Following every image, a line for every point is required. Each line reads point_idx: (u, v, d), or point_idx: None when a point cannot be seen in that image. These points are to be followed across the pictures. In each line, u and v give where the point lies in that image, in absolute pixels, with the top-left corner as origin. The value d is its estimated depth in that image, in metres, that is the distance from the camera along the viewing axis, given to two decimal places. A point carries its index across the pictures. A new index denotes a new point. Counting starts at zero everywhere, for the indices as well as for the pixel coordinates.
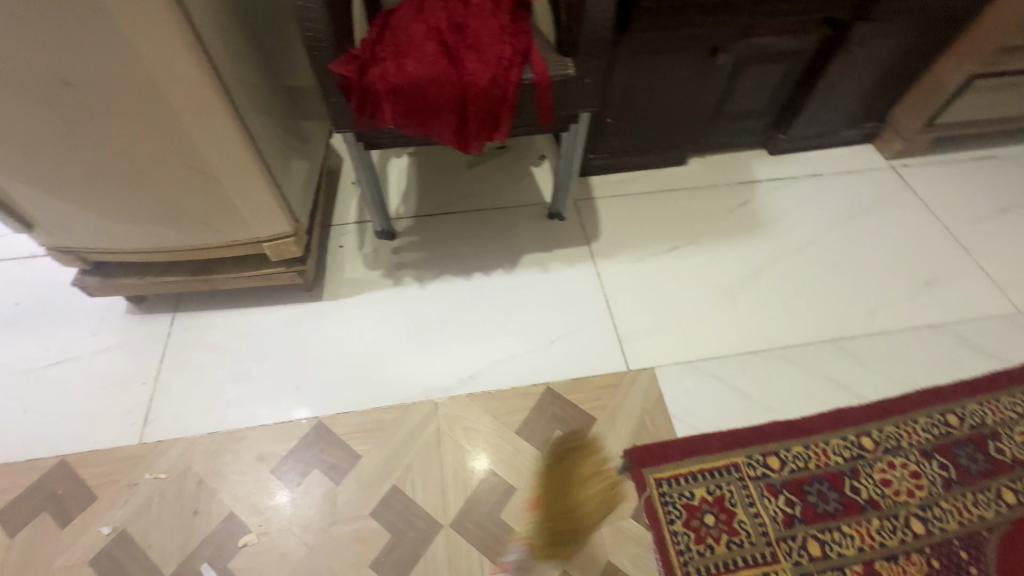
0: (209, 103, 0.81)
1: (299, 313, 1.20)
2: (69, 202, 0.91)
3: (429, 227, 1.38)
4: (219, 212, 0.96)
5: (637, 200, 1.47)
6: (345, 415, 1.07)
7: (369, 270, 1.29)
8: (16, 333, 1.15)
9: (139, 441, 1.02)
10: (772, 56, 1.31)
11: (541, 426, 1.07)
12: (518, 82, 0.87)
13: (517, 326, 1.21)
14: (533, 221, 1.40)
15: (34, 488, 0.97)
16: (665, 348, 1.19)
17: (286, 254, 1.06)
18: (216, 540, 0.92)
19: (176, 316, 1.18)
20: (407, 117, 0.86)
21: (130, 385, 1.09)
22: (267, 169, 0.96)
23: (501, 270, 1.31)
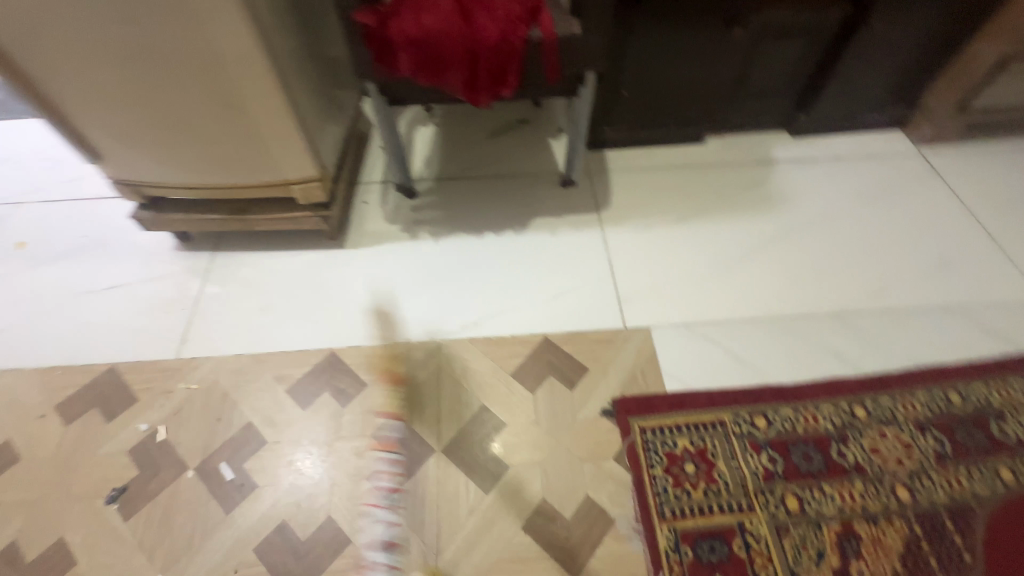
0: (251, 51, 0.89)
1: (322, 258, 1.31)
2: (127, 134, 1.03)
3: (448, 189, 1.46)
4: (256, 153, 1.06)
5: (651, 174, 1.50)
6: (355, 348, 1.16)
7: (389, 224, 1.38)
8: (81, 259, 1.31)
9: (176, 356, 1.15)
10: (792, 31, 1.32)
11: (535, 371, 1.12)
12: (525, 38, 0.94)
13: (522, 282, 1.28)
14: (547, 188, 1.46)
15: (87, 388, 1.11)
16: (662, 310, 1.22)
17: (313, 197, 1.17)
18: (235, 444, 1.03)
19: (216, 254, 1.32)
20: (422, 67, 0.94)
21: (173, 309, 1.23)
22: (300, 118, 1.05)
23: (512, 231, 1.37)
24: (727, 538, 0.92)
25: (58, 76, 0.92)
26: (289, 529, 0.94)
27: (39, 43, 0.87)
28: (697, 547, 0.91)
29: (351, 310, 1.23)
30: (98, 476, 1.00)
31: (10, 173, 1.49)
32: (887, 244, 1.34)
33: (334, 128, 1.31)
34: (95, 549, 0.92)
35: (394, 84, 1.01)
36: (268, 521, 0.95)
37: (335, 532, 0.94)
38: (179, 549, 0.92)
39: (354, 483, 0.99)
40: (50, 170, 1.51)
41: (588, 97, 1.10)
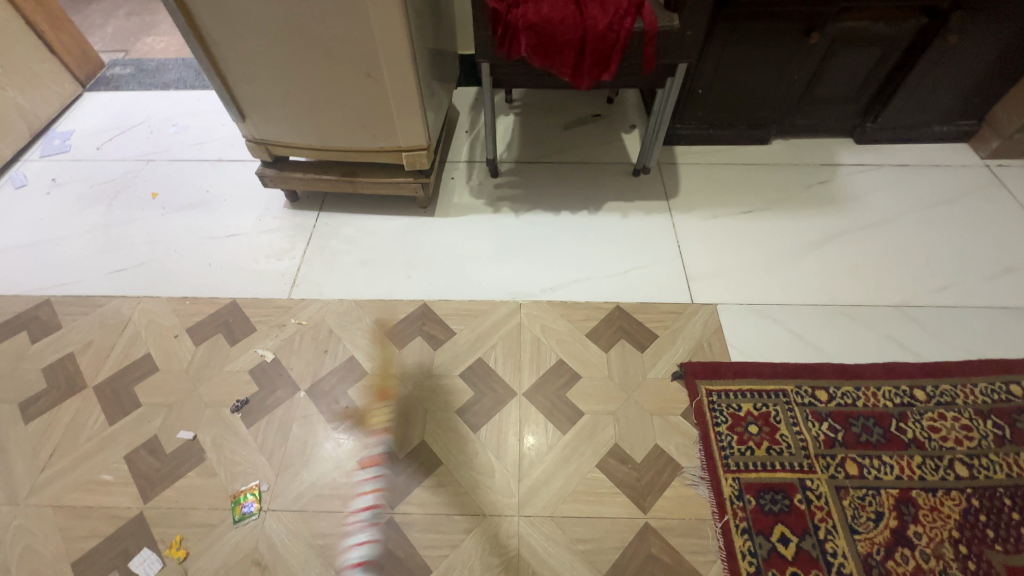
0: (398, 27, 1.04)
1: (414, 223, 1.45)
2: (275, 97, 1.19)
3: (527, 171, 1.59)
4: (379, 120, 1.21)
5: (718, 169, 1.59)
6: (445, 301, 1.29)
7: (474, 198, 1.51)
8: (206, 210, 1.50)
9: (288, 296, 1.30)
10: (866, 40, 1.40)
11: (608, 334, 1.22)
12: (630, 29, 1.06)
13: (597, 257, 1.38)
14: (619, 176, 1.57)
15: (213, 316, 1.27)
16: (728, 290, 1.30)
17: (418, 164, 1.31)
18: (340, 373, 1.17)
19: (320, 213, 1.48)
20: (536, 50, 1.07)
21: (285, 257, 1.38)
22: (421, 91, 1.20)
23: (586, 211, 1.49)
24: (788, 492, 0.99)
25: (231, 42, 1.09)
26: (388, 448, 1.06)
27: (225, 13, 1.03)
28: (759, 497, 0.99)
29: (441, 269, 1.36)
30: (224, 389, 1.14)
31: (145, 139, 1.71)
32: (950, 246, 1.39)
33: (435, 108, 1.45)
34: (223, 447, 1.06)
35: (506, 65, 1.15)
36: (370, 438, 1.07)
37: (429, 454, 1.05)
38: (294, 455, 1.05)
39: (445, 415, 1.10)
40: (177, 136, 1.73)
41: (675, 88, 1.21)
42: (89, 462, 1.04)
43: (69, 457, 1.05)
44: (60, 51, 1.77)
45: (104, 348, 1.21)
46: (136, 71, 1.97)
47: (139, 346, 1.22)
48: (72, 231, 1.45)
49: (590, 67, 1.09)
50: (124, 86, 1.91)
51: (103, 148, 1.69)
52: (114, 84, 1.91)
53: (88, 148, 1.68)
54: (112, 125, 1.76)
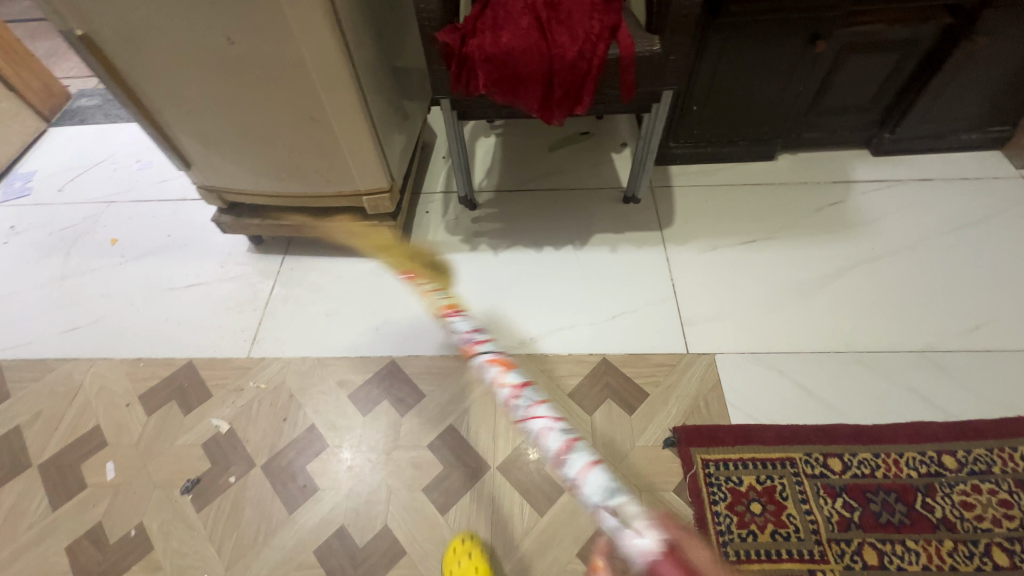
0: (339, 66, 0.94)
1: (385, 266, 1.34)
2: (218, 145, 1.09)
3: (508, 201, 1.46)
4: (331, 164, 1.11)
5: (717, 191, 1.45)
6: (415, 358, 1.18)
7: (449, 235, 1.40)
8: (166, 256, 1.41)
9: (246, 355, 1.21)
10: (881, 45, 1.24)
11: (593, 393, 1.10)
12: (604, 56, 0.93)
13: (582, 300, 1.25)
14: (607, 204, 1.43)
15: (166, 380, 1.18)
16: (728, 335, 1.17)
17: (381, 208, 1.20)
18: (298, 445, 1.07)
19: (285, 258, 1.38)
20: (497, 85, 0.94)
21: (245, 309, 1.29)
22: (375, 129, 1.09)
23: (571, 246, 1.36)
24: None
25: (160, 91, 0.99)
26: (347, 534, 0.96)
27: (147, 59, 0.93)
28: None
29: (411, 319, 1.25)
30: (174, 466, 1.06)
31: (108, 177, 1.63)
32: (981, 275, 1.23)
33: (402, 139, 1.34)
34: (170, 536, 0.98)
35: (467, 100, 1.02)
36: (328, 523, 0.98)
37: (391, 541, 0.95)
38: (245, 544, 0.96)
39: (411, 494, 1.00)
40: (141, 173, 1.64)
41: (662, 115, 1.07)
42: (29, 554, 0.97)
43: (10, 548, 0.98)
44: (19, 86, 1.69)
45: (52, 419, 1.13)
46: (103, 101, 1.89)
47: (88, 416, 1.13)
48: (26, 285, 1.37)
49: (560, 101, 0.96)
50: (91, 118, 1.83)
51: (65, 189, 1.61)
52: (79, 118, 1.83)
53: (49, 190, 1.60)
54: (76, 163, 1.68)
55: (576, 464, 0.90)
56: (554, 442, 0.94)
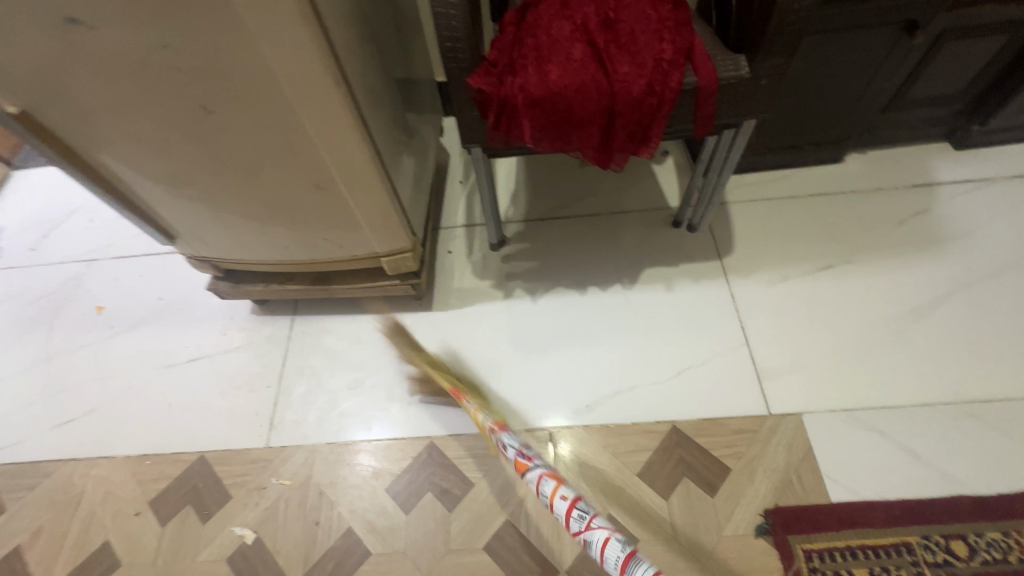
0: (344, 122, 0.76)
1: (410, 323, 1.18)
2: (206, 217, 0.92)
3: (541, 234, 1.28)
4: (341, 229, 0.94)
5: (781, 205, 1.26)
6: (457, 437, 1.04)
7: (479, 279, 1.23)
8: (161, 325, 1.25)
9: (266, 445, 1.07)
10: (986, 28, 1.03)
11: (666, 471, 0.96)
12: (678, 87, 0.74)
13: (640, 354, 1.09)
14: (654, 231, 1.25)
15: (178, 481, 1.04)
16: (815, 390, 1.02)
17: (403, 268, 1.04)
18: (337, 555, 0.94)
19: (295, 320, 1.22)
20: (545, 132, 0.75)
21: (257, 386, 1.14)
22: (391, 184, 0.92)
23: (619, 286, 1.19)
24: None
25: (130, 168, 0.82)
26: None
27: (108, 134, 0.76)
28: None
29: (447, 389, 1.10)
30: None
31: (84, 229, 1.44)
32: None
33: (415, 179, 1.15)
34: None
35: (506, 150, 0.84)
36: None
37: None
38: None
39: None
40: (121, 221, 1.46)
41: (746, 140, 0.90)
42: None
43: None
44: None
45: (55, 537, 1.00)
46: None
47: (95, 530, 1.00)
48: (7, 370, 1.22)
49: (624, 146, 0.78)
50: None
51: (38, 247, 1.43)
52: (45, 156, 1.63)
53: (21, 250, 1.42)
54: (47, 214, 1.49)
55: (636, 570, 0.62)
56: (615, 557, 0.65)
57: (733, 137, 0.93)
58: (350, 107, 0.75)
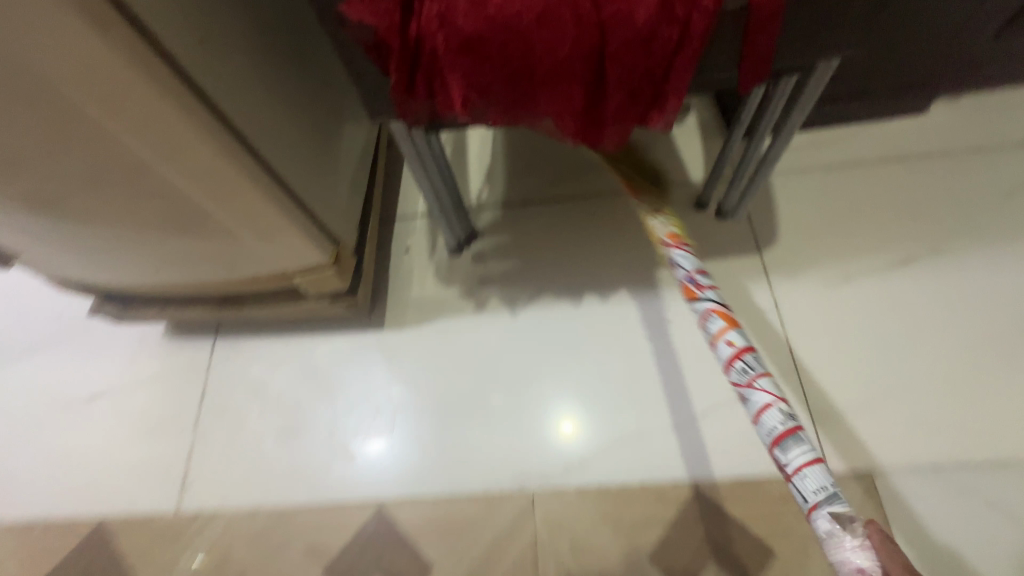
0: (130, 86, 0.49)
1: (355, 347, 0.93)
2: (35, 241, 0.67)
3: (522, 224, 0.99)
4: (222, 247, 0.69)
5: (843, 176, 0.94)
6: (412, 503, 0.82)
7: (442, 287, 0.96)
8: (56, 351, 1.01)
9: (176, 510, 0.85)
10: None
11: (684, 552, 0.75)
12: (709, 11, 0.47)
13: (651, 390, 0.84)
14: (668, 216, 0.95)
15: (73, 557, 0.84)
16: (885, 440, 0.76)
17: (327, 287, 0.78)
18: None
19: (217, 343, 0.97)
20: (490, 91, 0.50)
21: (169, 432, 0.91)
22: (274, 177, 0.65)
23: (624, 294, 0.91)
24: None
25: None
26: None
27: None
28: None
29: (402, 435, 0.86)
30: None
31: None
32: None
33: (354, 162, 0.87)
34: None
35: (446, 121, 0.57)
36: None
37: None
38: None
39: None
40: None
41: (821, 90, 0.62)
42: None
43: None
44: None
45: None
46: None
47: None
48: None
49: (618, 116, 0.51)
50: None
51: None
52: None
53: None
54: None
55: (800, 452, 0.50)
56: (774, 427, 0.52)
57: (804, 77, 0.62)
58: (127, 53, 0.47)
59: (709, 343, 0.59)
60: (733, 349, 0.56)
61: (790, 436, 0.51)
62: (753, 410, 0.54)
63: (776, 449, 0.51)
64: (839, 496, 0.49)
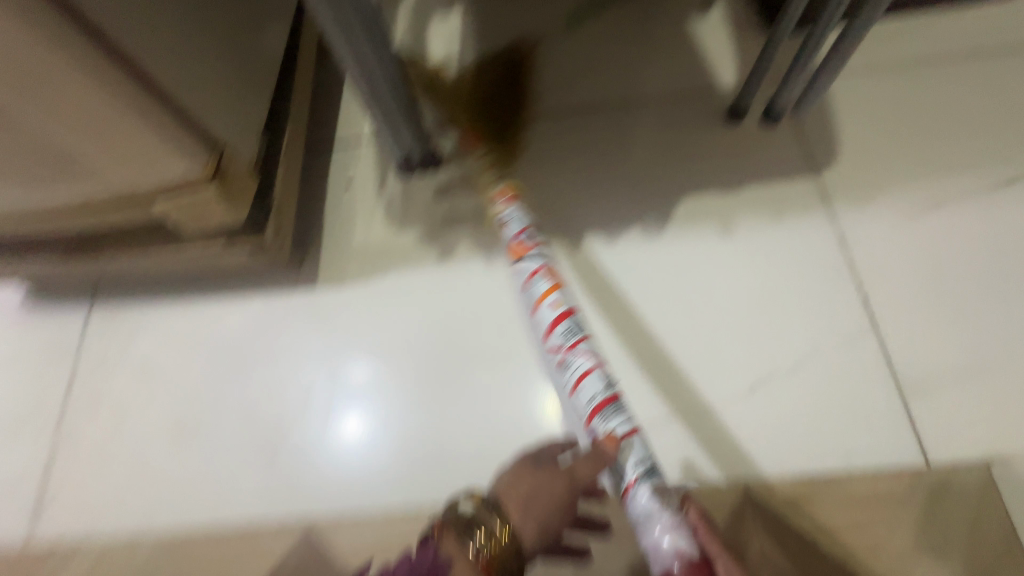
0: None
1: (280, 314, 0.69)
2: None
3: (500, 144, 0.74)
4: (17, 142, 0.44)
5: (928, 73, 0.70)
6: (355, 523, 0.60)
7: (396, 232, 0.71)
8: None
9: (26, 541, 0.62)
10: None
11: None
12: None
13: (683, 359, 0.62)
14: (693, 129, 0.71)
15: None
16: (994, 423, 0.56)
17: (208, 217, 0.54)
18: None
19: (91, 313, 0.72)
20: None
21: (22, 433, 0.67)
22: (89, 29, 0.39)
23: (638, 232, 0.68)
24: None
25: None
26: None
27: None
28: None
29: (344, 428, 0.63)
30: None
31: None
32: None
33: (275, 51, 0.61)
34: None
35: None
36: None
37: None
38: None
39: None
40: None
41: None
42: None
43: None
44: None
45: None
46: None
47: None
48: None
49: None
50: None
51: None
52: None
53: None
54: None
55: (617, 421, 0.45)
56: (590, 397, 0.47)
57: None
58: None
59: (535, 304, 0.55)
60: (554, 312, 0.51)
61: (610, 403, 0.46)
62: (571, 378, 0.48)
63: (591, 419, 0.46)
64: (655, 472, 0.44)
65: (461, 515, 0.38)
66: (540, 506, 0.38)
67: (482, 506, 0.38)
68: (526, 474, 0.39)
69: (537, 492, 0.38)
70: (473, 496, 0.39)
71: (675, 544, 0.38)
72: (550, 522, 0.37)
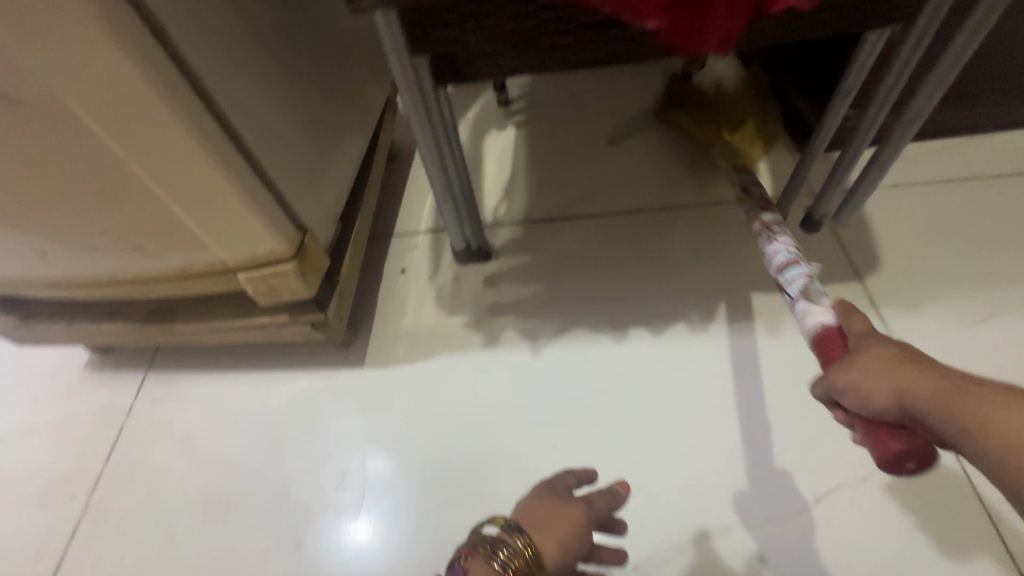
0: None
1: (325, 390, 0.70)
2: None
3: (548, 240, 0.79)
4: (129, 217, 0.48)
5: (957, 191, 0.74)
6: None
7: (444, 316, 0.74)
8: None
9: None
10: None
11: None
12: None
13: (742, 465, 0.59)
14: (730, 233, 0.75)
15: None
16: None
17: (283, 294, 0.56)
18: None
19: (146, 380, 0.74)
20: None
21: (54, 500, 0.66)
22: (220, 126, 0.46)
23: (683, 327, 0.68)
24: None
25: None
26: None
27: None
28: None
29: (374, 520, 0.60)
30: None
31: None
32: None
33: (354, 154, 0.70)
34: None
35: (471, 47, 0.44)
36: None
37: None
38: None
39: None
40: None
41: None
42: None
43: None
44: None
45: None
46: None
47: None
48: None
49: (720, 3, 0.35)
50: None
51: None
52: None
53: None
54: None
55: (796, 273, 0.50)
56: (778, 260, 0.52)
57: None
58: None
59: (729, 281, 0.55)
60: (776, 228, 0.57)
61: (794, 262, 0.51)
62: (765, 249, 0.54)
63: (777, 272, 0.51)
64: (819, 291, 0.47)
65: (487, 536, 0.39)
66: (559, 527, 0.40)
67: (505, 526, 0.39)
68: (543, 501, 0.42)
69: (558, 517, 0.40)
70: (497, 520, 0.40)
71: (821, 318, 0.43)
72: (569, 543, 0.39)
